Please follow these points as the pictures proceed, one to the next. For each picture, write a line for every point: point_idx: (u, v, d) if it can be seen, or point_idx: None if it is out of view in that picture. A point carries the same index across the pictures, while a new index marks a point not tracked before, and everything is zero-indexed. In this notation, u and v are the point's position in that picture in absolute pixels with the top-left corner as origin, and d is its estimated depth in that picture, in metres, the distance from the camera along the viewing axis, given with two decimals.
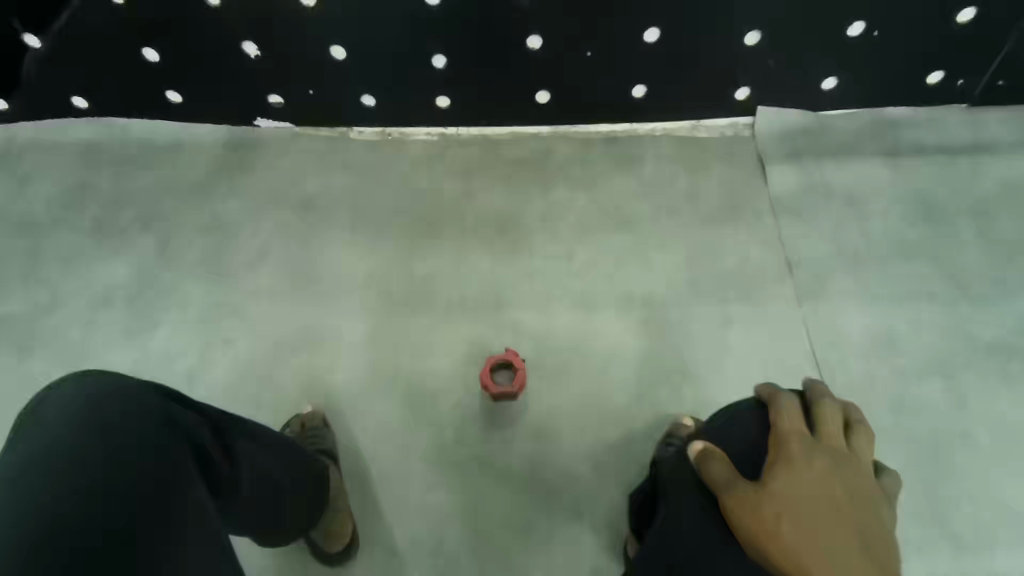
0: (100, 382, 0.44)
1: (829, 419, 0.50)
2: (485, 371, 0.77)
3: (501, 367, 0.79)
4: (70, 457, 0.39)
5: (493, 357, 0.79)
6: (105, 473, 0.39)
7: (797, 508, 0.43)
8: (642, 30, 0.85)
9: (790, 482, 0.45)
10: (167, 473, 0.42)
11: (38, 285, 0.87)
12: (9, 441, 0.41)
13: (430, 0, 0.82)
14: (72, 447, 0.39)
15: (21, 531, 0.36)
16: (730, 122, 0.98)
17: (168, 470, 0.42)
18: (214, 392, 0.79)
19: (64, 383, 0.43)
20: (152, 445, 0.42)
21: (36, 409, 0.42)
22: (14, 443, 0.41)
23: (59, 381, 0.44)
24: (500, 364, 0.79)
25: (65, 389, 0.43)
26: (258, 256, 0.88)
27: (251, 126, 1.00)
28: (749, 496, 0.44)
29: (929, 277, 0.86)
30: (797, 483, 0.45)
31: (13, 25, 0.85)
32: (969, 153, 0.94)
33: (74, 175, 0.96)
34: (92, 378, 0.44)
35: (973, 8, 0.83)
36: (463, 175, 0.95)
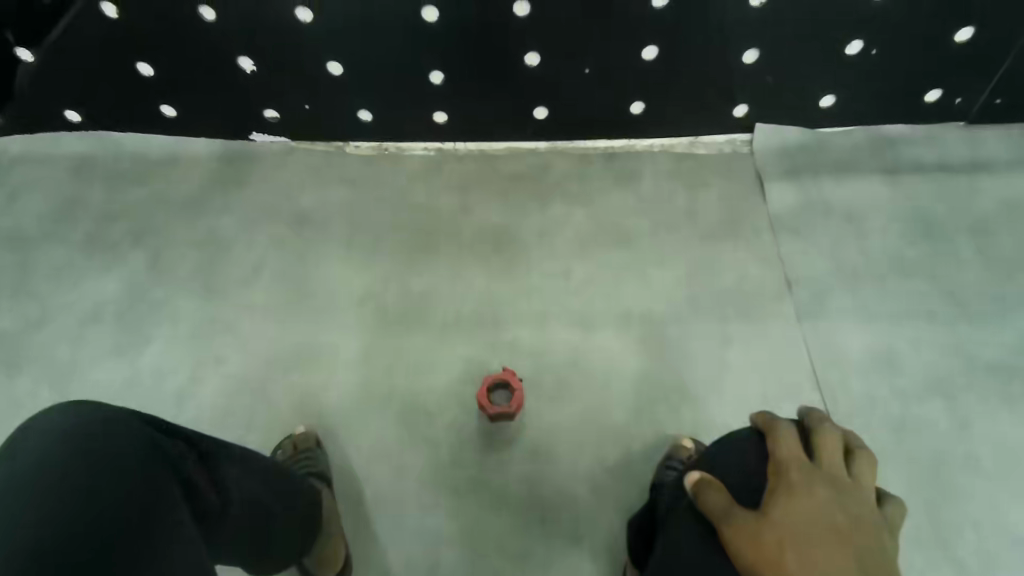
0: (86, 410, 0.43)
1: (829, 445, 0.48)
2: (482, 391, 0.76)
3: (498, 387, 0.77)
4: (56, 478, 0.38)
5: (490, 376, 0.77)
6: (92, 493, 0.38)
7: (799, 534, 0.42)
8: (640, 48, 0.85)
9: (791, 509, 0.44)
10: (155, 496, 0.41)
11: (28, 300, 0.85)
12: None
13: (428, 17, 0.82)
14: (57, 467, 0.39)
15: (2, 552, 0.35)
16: (729, 138, 0.98)
17: (156, 493, 0.41)
18: (204, 410, 0.77)
19: (48, 411, 0.42)
20: (139, 463, 0.41)
21: (16, 437, 0.41)
22: None
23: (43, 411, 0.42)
24: (498, 384, 0.77)
25: (49, 417, 0.42)
26: (252, 270, 0.87)
27: (247, 140, 0.99)
28: (748, 525, 0.43)
29: (928, 295, 0.85)
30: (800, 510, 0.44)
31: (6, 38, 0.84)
32: (967, 171, 0.94)
33: (66, 188, 0.95)
34: (77, 407, 0.43)
35: (970, 27, 0.84)
36: (460, 190, 0.95)
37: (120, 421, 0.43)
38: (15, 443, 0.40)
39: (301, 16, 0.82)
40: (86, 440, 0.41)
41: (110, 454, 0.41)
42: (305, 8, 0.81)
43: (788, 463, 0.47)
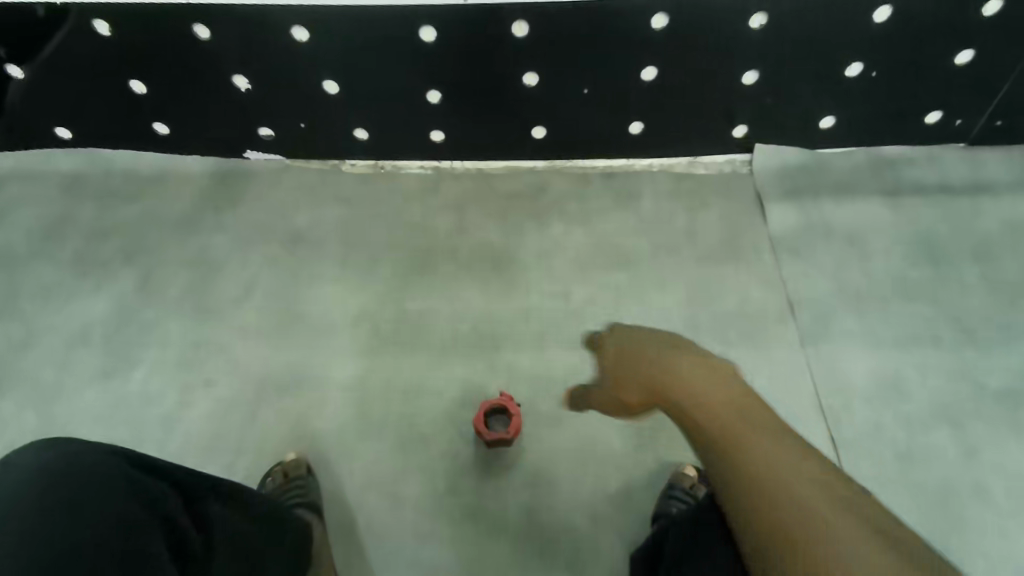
0: (64, 443, 0.41)
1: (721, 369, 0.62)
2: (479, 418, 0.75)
3: (497, 414, 0.76)
4: (33, 501, 0.37)
5: (489, 402, 0.76)
6: (67, 517, 0.38)
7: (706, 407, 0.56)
8: (639, 69, 0.85)
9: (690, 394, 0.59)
10: (132, 524, 0.40)
11: (11, 320, 0.82)
12: None
13: (426, 37, 0.81)
14: (38, 486, 0.38)
15: None
16: (728, 158, 0.97)
17: (133, 521, 0.40)
18: (191, 435, 0.74)
19: (27, 446, 0.41)
20: (121, 485, 0.41)
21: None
22: None
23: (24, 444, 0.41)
24: (496, 410, 0.76)
25: (28, 450, 0.40)
26: (244, 291, 0.85)
27: (241, 157, 0.98)
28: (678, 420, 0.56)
29: (933, 319, 0.84)
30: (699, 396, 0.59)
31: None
32: (969, 194, 0.93)
33: (55, 206, 0.93)
34: (56, 441, 0.41)
35: (971, 50, 0.83)
36: (457, 209, 0.93)
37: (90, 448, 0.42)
38: None
39: (298, 35, 0.81)
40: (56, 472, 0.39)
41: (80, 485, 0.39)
42: (301, 27, 0.81)
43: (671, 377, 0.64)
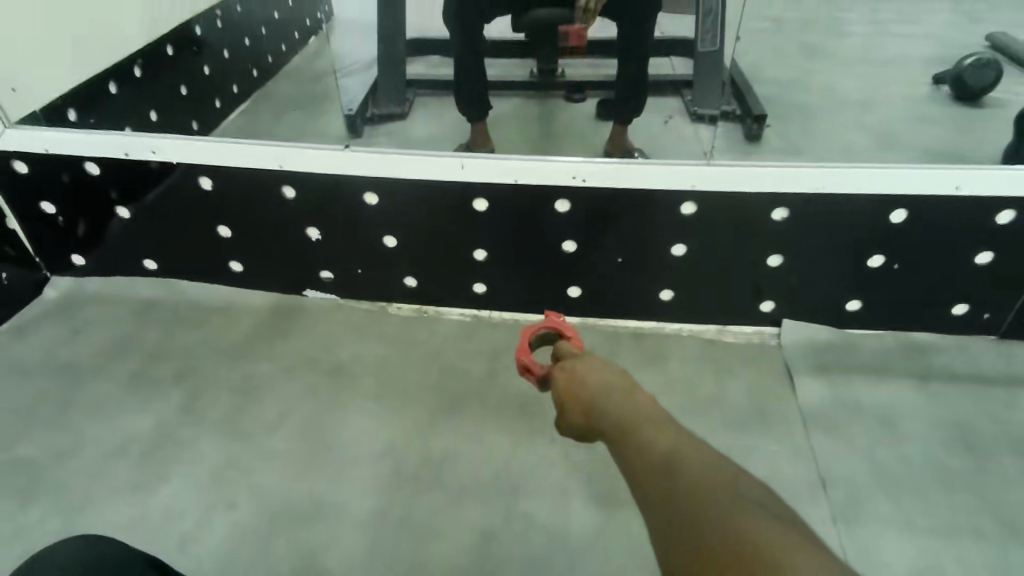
0: (100, 547, 0.47)
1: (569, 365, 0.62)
2: (521, 350, 0.76)
3: (543, 335, 0.80)
4: None
5: (532, 326, 0.79)
6: None
7: (642, 433, 0.47)
8: (670, 245, 0.93)
9: (586, 393, 0.57)
10: None
11: (60, 429, 0.88)
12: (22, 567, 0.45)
13: (479, 207, 0.92)
14: None
15: None
16: (757, 330, 1.02)
17: None
18: (199, 556, 0.75)
19: (77, 539, 0.47)
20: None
21: (47, 553, 0.46)
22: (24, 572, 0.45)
23: (76, 536, 0.48)
24: (540, 331, 0.80)
25: (77, 542, 0.47)
26: (280, 417, 0.90)
27: (300, 295, 1.07)
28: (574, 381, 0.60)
29: (976, 510, 0.79)
30: (601, 392, 0.55)
31: (110, 195, 0.98)
32: (1006, 384, 0.93)
33: (127, 327, 1.03)
34: (91, 542, 0.47)
35: (988, 252, 0.89)
36: (491, 355, 0.98)
37: (103, 558, 0.46)
38: (42, 555, 0.46)
39: (367, 199, 0.93)
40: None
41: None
42: (372, 192, 0.92)
43: (566, 362, 0.64)
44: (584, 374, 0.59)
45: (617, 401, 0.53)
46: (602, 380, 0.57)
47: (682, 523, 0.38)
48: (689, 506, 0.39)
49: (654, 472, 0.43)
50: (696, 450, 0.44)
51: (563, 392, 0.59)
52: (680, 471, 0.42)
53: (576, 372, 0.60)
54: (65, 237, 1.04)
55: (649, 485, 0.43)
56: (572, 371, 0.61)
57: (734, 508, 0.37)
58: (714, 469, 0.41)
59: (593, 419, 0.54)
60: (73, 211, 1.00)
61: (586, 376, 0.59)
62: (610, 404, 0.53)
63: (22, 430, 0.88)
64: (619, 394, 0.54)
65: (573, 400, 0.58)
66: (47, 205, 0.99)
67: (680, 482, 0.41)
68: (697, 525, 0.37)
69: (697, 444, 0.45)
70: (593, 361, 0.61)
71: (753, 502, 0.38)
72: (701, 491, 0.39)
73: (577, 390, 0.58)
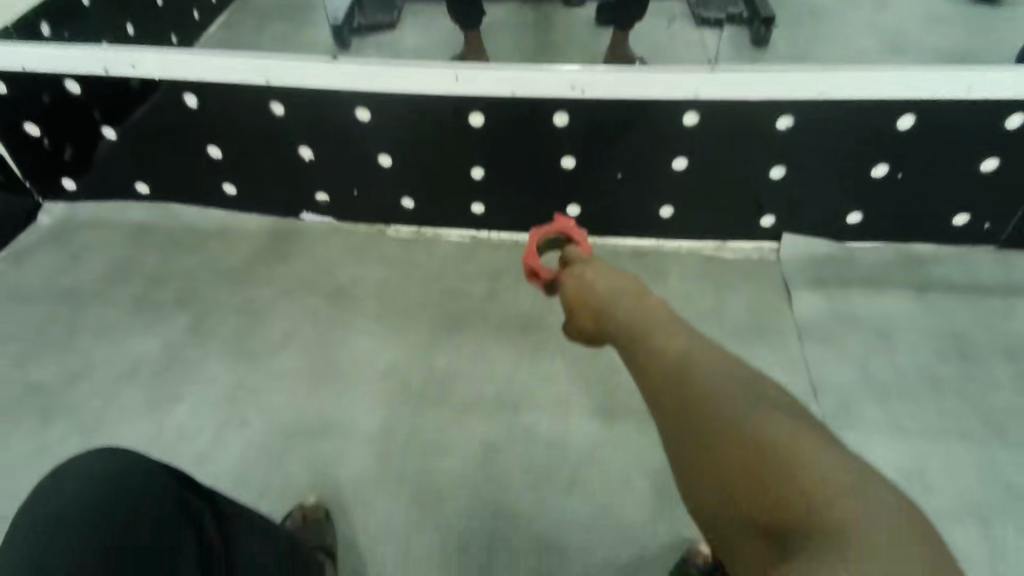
0: (118, 462, 0.47)
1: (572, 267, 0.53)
2: (528, 254, 0.64)
3: (551, 240, 0.68)
4: (91, 522, 0.42)
5: (540, 228, 0.67)
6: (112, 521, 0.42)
7: (656, 339, 0.42)
8: (671, 158, 0.91)
9: (594, 297, 0.49)
10: (162, 518, 0.44)
11: (70, 352, 0.91)
12: (43, 484, 0.45)
13: (474, 122, 0.89)
14: (99, 506, 0.43)
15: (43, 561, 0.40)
16: (756, 246, 1.02)
17: (164, 515, 0.45)
18: (218, 471, 0.79)
19: (92, 455, 0.47)
20: (151, 499, 0.45)
21: (66, 469, 0.46)
22: (44, 490, 0.44)
23: (92, 452, 0.47)
24: (549, 237, 0.68)
25: (93, 458, 0.46)
26: (285, 339, 0.91)
27: (297, 218, 1.06)
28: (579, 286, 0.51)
29: (961, 415, 0.83)
30: (611, 296, 0.48)
31: (94, 115, 0.95)
32: (1001, 294, 0.94)
33: (125, 252, 1.03)
34: (108, 457, 0.47)
35: (994, 159, 0.87)
36: (491, 275, 0.99)
37: (126, 465, 0.46)
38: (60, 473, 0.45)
39: (360, 115, 0.90)
40: (95, 514, 0.42)
41: (116, 523, 0.42)
42: (364, 108, 0.89)
43: (573, 265, 0.54)
44: (591, 278, 0.50)
45: (630, 309, 0.46)
46: (612, 282, 0.49)
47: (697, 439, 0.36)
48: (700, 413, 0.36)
49: (667, 379, 0.39)
50: (708, 354, 0.39)
51: (578, 305, 0.50)
52: (691, 377, 0.38)
53: (586, 277, 0.50)
54: (52, 160, 1.01)
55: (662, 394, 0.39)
56: (584, 279, 0.50)
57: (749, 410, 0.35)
58: (726, 372, 0.38)
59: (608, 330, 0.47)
60: (58, 132, 0.97)
61: (598, 285, 0.49)
62: (621, 312, 0.46)
63: (33, 353, 0.91)
64: (638, 303, 0.46)
65: (588, 310, 0.49)
66: (31, 126, 0.97)
67: (694, 387, 0.38)
68: (700, 434, 0.36)
69: (707, 341, 0.41)
70: (599, 262, 0.53)
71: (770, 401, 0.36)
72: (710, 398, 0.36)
73: (591, 301, 0.49)
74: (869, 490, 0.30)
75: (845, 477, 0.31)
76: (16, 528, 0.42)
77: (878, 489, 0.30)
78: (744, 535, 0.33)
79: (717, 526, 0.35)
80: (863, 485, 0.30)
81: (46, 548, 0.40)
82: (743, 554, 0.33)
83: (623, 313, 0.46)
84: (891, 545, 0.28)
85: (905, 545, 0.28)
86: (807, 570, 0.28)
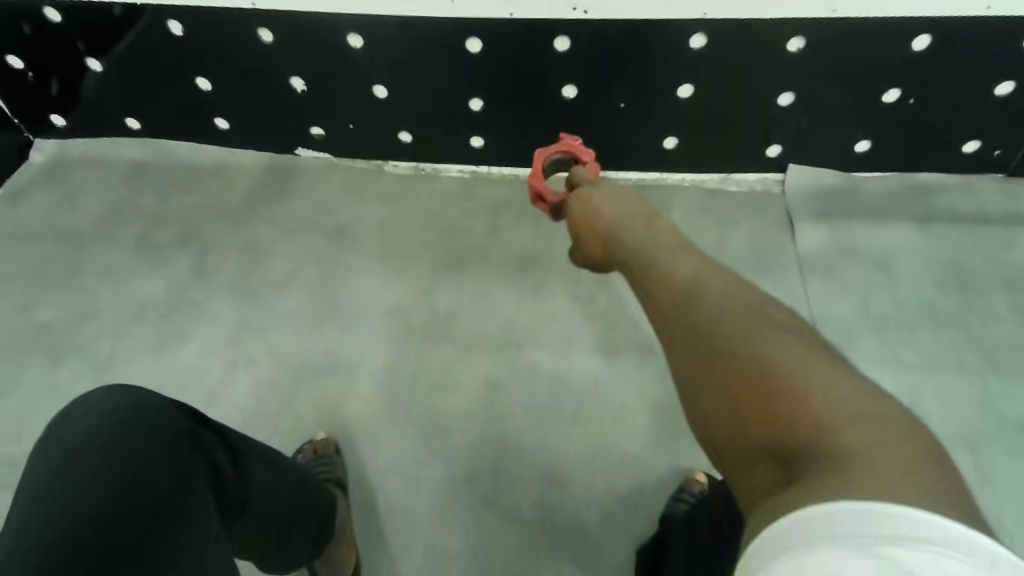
0: (131, 401, 0.47)
1: (582, 196, 0.53)
2: (533, 175, 0.64)
3: (555, 161, 0.67)
4: (108, 465, 0.42)
5: (544, 149, 0.66)
6: (129, 465, 0.43)
7: (665, 265, 0.42)
8: (676, 86, 0.87)
9: (605, 225, 0.49)
10: (178, 464, 0.45)
11: (75, 294, 0.92)
12: (57, 420, 0.45)
13: (472, 47, 0.85)
14: (114, 451, 0.43)
15: (62, 503, 0.40)
16: (761, 177, 1.00)
17: (180, 460, 0.46)
18: (231, 408, 0.83)
19: (105, 392, 0.47)
20: (167, 444, 0.46)
21: (78, 407, 0.46)
22: (59, 427, 0.44)
23: (103, 389, 0.47)
24: (554, 159, 0.67)
25: (106, 396, 0.46)
26: (287, 278, 0.92)
27: (292, 154, 1.03)
28: (589, 215, 0.51)
29: (956, 346, 0.85)
30: (621, 226, 0.48)
31: (77, 47, 0.91)
32: (1006, 224, 0.93)
33: (120, 192, 1.01)
34: (120, 395, 0.47)
35: (1011, 82, 0.84)
36: (491, 211, 0.97)
37: (137, 401, 0.47)
38: (74, 411, 0.45)
39: (353, 42, 0.86)
40: (113, 451, 0.43)
41: (134, 461, 0.43)
42: (357, 34, 0.85)
43: (581, 190, 0.54)
44: (602, 206, 0.50)
45: (639, 239, 0.45)
46: (622, 210, 0.49)
47: (709, 363, 0.35)
48: (711, 335, 0.36)
49: (676, 304, 0.39)
50: (718, 280, 0.39)
51: (587, 230, 0.50)
52: (703, 302, 0.38)
53: (593, 202, 0.51)
54: (38, 96, 0.98)
55: (671, 319, 0.39)
56: (593, 205, 0.51)
57: (757, 332, 0.35)
58: (738, 297, 0.38)
59: (617, 256, 0.47)
60: (41, 66, 0.93)
61: (607, 210, 0.50)
62: (630, 241, 0.46)
63: (39, 294, 0.92)
64: (648, 230, 0.46)
65: (597, 235, 0.50)
66: (13, 59, 0.93)
67: (703, 311, 0.37)
68: (711, 359, 0.35)
69: (718, 267, 0.41)
70: (611, 189, 0.53)
71: (779, 324, 0.35)
72: (721, 321, 0.36)
73: (601, 226, 0.49)
74: (883, 417, 0.30)
75: (860, 403, 0.31)
76: (34, 466, 0.43)
77: (892, 416, 0.30)
78: (755, 458, 0.33)
79: (726, 451, 0.35)
80: (877, 411, 0.30)
81: (63, 488, 0.41)
82: (753, 477, 0.33)
83: (632, 243, 0.46)
84: (907, 467, 0.27)
85: (920, 468, 0.28)
86: (812, 485, 0.28)
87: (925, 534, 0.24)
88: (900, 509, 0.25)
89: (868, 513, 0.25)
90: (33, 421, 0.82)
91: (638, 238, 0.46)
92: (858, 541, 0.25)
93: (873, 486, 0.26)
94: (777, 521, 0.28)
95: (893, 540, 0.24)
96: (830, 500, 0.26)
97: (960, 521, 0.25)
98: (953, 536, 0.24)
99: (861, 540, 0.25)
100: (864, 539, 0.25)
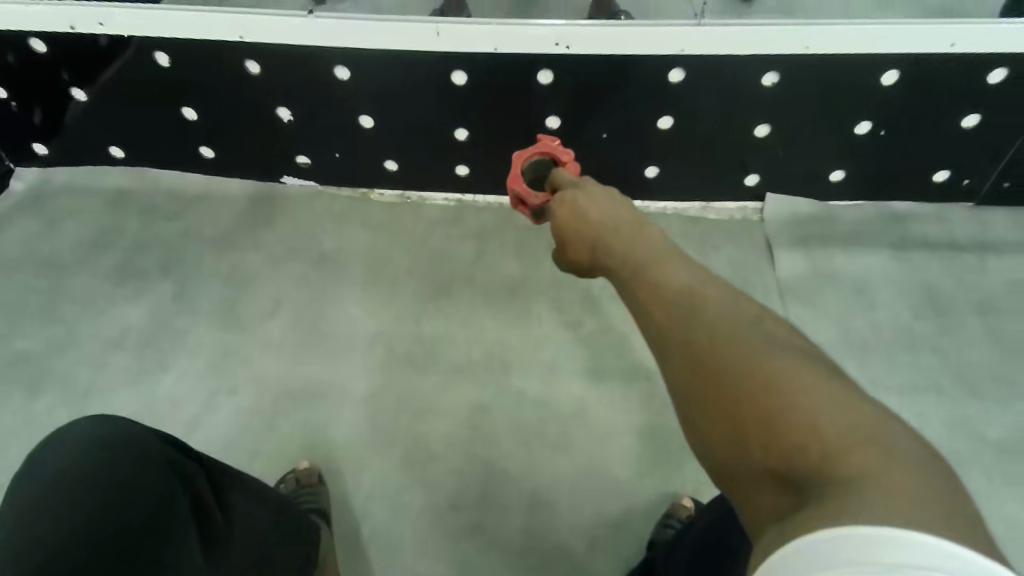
0: (112, 427, 0.46)
1: (568, 198, 0.53)
2: (512, 180, 0.65)
3: (533, 164, 0.68)
4: (88, 490, 0.41)
5: (522, 153, 0.67)
6: (107, 491, 0.42)
7: (659, 276, 0.42)
8: (657, 117, 0.89)
9: (593, 233, 0.49)
10: (162, 487, 0.44)
11: (54, 322, 0.91)
12: (37, 449, 0.44)
13: (458, 80, 0.86)
14: (93, 480, 0.42)
15: (38, 530, 0.39)
16: (740, 206, 1.02)
17: (163, 484, 0.45)
18: (211, 437, 0.81)
19: (84, 421, 0.45)
20: (150, 471, 0.44)
21: (58, 435, 0.45)
22: (37, 457, 0.43)
23: (81, 419, 0.46)
24: (533, 162, 0.67)
25: (87, 424, 0.45)
26: (272, 306, 0.91)
27: (278, 182, 1.04)
28: (575, 221, 0.51)
29: (933, 369, 0.87)
30: (612, 234, 0.48)
31: (62, 77, 0.91)
32: (978, 250, 0.96)
33: (103, 219, 1.01)
34: (100, 424, 0.45)
35: (977, 115, 0.87)
36: (477, 239, 0.98)
37: (120, 428, 0.46)
38: (54, 439, 0.44)
39: (339, 73, 0.86)
40: (92, 480, 0.42)
41: (114, 487, 0.42)
42: (343, 67, 0.85)
43: (567, 191, 0.54)
44: (590, 211, 0.50)
45: (630, 249, 0.46)
46: (611, 217, 0.49)
47: (704, 380, 0.35)
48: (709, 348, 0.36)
49: (671, 316, 0.39)
50: (714, 292, 0.39)
51: (574, 237, 0.51)
52: (697, 316, 0.38)
53: (582, 208, 0.51)
54: (21, 124, 0.97)
55: (667, 331, 0.39)
56: (579, 210, 0.51)
57: (756, 347, 0.35)
58: (731, 311, 0.38)
59: (608, 266, 0.47)
60: (24, 94, 0.93)
61: (594, 216, 0.50)
62: (620, 251, 0.46)
63: (16, 323, 0.91)
64: (637, 240, 0.46)
65: (584, 242, 0.50)
66: None
67: (699, 326, 0.37)
68: (707, 372, 0.35)
69: (712, 278, 0.41)
70: (599, 190, 0.53)
71: (777, 340, 0.35)
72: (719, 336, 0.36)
73: (587, 233, 0.50)
74: (888, 442, 0.30)
75: (864, 428, 0.30)
76: (10, 497, 0.42)
77: (897, 436, 0.30)
78: (755, 482, 0.33)
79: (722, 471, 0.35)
80: (881, 433, 0.30)
81: (40, 516, 0.40)
82: (753, 500, 0.33)
83: (623, 254, 0.46)
84: (914, 491, 0.27)
85: (928, 490, 0.27)
86: (815, 506, 0.28)
87: (921, 560, 0.24)
88: (895, 533, 0.25)
89: (869, 537, 0.25)
90: (4, 452, 0.80)
91: (629, 248, 0.46)
92: (859, 567, 0.24)
93: (877, 508, 0.26)
94: (782, 546, 0.27)
95: (889, 567, 0.24)
96: (835, 525, 0.26)
97: (969, 547, 0.24)
98: (952, 562, 0.24)
99: (862, 565, 0.24)
100: (865, 565, 0.24)
